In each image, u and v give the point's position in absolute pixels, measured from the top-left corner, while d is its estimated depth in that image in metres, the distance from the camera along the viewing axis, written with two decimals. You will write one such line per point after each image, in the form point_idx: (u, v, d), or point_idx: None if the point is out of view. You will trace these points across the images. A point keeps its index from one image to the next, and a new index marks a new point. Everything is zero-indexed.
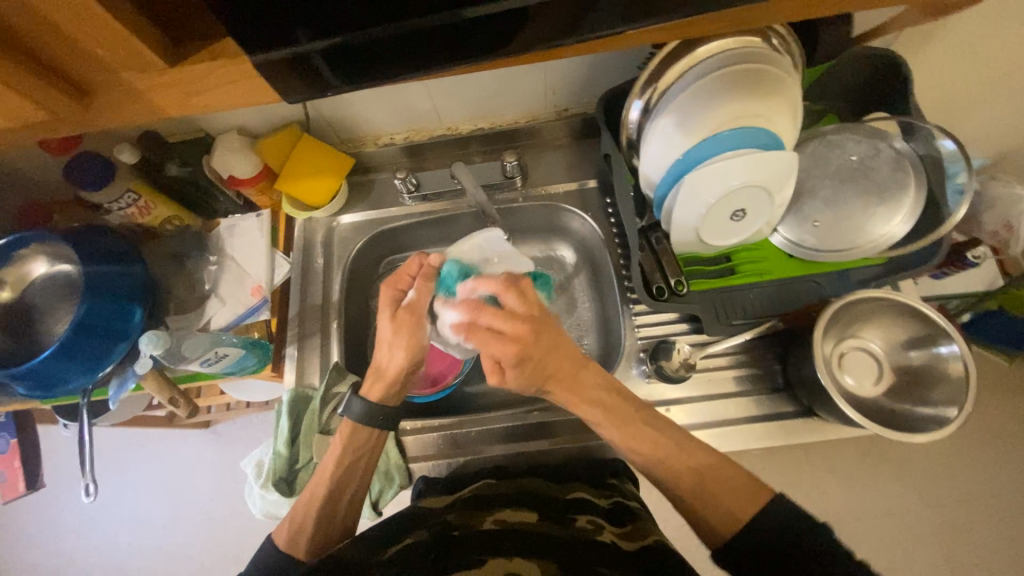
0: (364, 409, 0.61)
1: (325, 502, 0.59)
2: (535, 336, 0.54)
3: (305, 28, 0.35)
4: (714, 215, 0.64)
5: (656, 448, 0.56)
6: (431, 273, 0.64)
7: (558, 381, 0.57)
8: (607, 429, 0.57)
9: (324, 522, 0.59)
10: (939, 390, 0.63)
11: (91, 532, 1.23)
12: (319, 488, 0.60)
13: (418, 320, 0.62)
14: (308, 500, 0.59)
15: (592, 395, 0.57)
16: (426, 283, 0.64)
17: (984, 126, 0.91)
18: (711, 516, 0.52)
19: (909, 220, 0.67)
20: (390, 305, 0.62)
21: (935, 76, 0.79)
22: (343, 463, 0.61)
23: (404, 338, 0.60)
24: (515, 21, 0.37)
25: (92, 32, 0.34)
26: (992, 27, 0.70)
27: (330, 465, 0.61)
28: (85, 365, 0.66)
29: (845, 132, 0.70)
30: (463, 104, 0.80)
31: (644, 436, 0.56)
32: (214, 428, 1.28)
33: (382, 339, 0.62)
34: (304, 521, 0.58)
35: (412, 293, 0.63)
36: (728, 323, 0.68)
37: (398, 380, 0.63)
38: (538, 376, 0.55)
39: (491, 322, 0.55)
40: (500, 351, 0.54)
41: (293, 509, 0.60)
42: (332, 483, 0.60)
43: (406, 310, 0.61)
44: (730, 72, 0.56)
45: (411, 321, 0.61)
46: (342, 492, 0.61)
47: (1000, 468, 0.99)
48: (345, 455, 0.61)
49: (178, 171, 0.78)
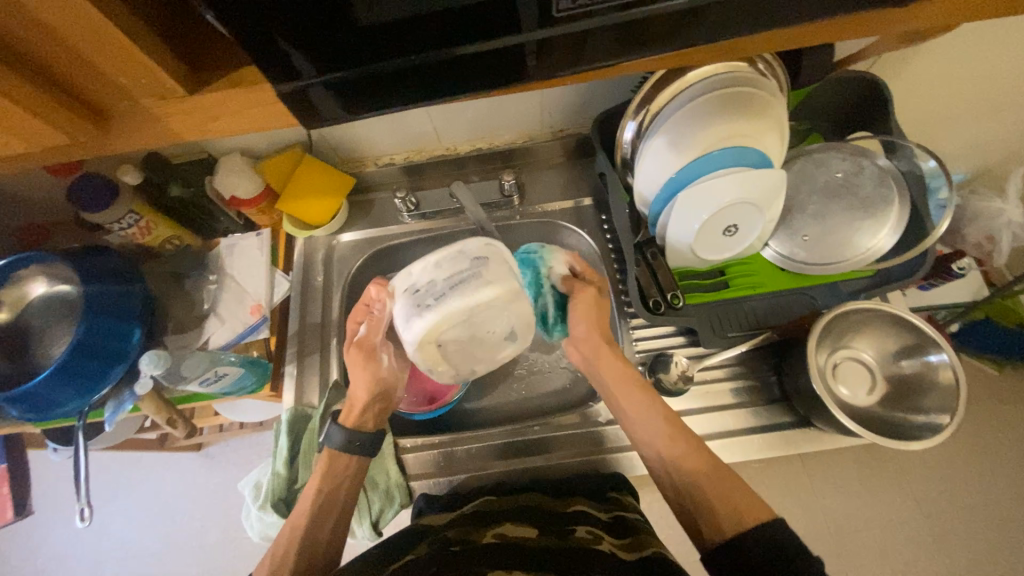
0: (341, 437, 0.62)
1: (307, 532, 0.59)
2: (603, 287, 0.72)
3: (314, 63, 0.37)
4: (707, 230, 0.65)
5: (670, 438, 0.60)
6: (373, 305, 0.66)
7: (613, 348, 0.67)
8: (642, 412, 0.63)
9: (306, 551, 0.58)
10: (931, 398, 0.65)
11: (76, 561, 1.19)
12: (301, 514, 0.60)
13: (372, 355, 0.65)
14: (290, 532, 0.59)
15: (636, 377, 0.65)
16: (372, 317, 0.66)
17: (961, 143, 0.95)
18: (717, 520, 0.52)
19: (895, 234, 0.69)
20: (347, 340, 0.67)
21: (913, 96, 0.82)
22: (322, 491, 0.61)
23: (361, 372, 0.64)
24: (515, 54, 0.39)
25: (113, 61, 0.35)
26: (966, 52, 0.74)
27: (309, 493, 0.61)
28: (83, 385, 0.66)
29: (830, 150, 0.73)
30: (462, 126, 0.82)
31: (665, 419, 0.61)
32: (205, 450, 1.26)
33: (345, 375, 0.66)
34: (286, 552, 0.57)
35: (363, 328, 0.66)
36: (724, 335, 0.70)
37: (366, 409, 0.65)
38: (598, 329, 0.67)
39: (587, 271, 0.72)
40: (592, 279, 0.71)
41: (275, 542, 0.59)
42: (311, 509, 0.60)
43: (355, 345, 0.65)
44: (720, 94, 0.59)
45: (362, 358, 0.65)
46: (323, 522, 0.60)
47: (993, 475, 1.00)
48: (323, 482, 0.61)
49: (180, 192, 0.78)
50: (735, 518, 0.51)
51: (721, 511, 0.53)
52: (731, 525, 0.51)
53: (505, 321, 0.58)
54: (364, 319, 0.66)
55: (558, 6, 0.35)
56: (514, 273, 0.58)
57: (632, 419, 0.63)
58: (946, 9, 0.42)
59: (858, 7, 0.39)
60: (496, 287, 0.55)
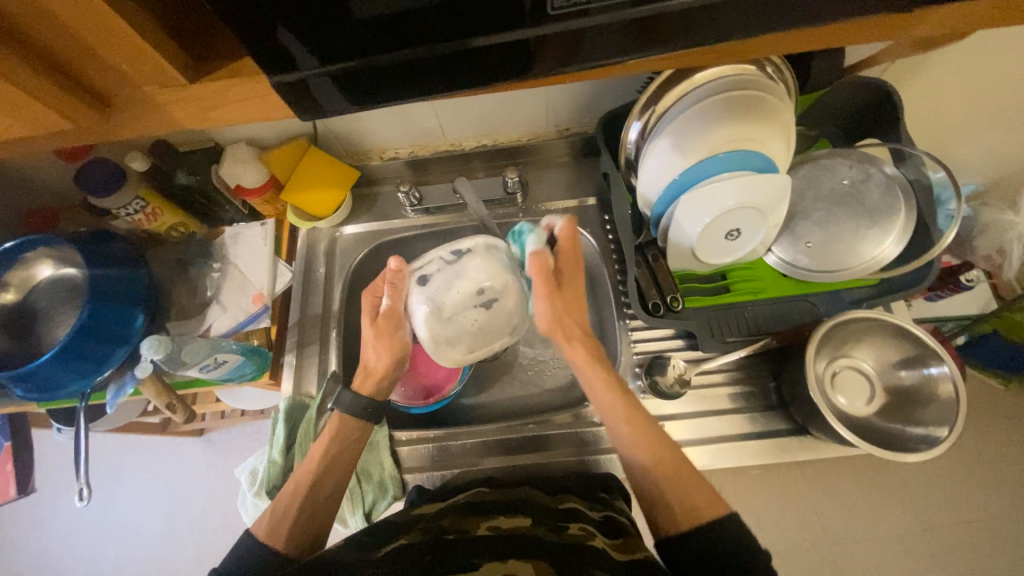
0: (353, 399, 0.63)
1: (309, 491, 0.58)
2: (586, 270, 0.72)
3: (319, 52, 0.37)
4: (710, 234, 0.65)
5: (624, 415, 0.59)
6: (395, 277, 0.67)
7: (583, 333, 0.66)
8: (606, 393, 0.61)
9: (306, 513, 0.57)
10: (929, 409, 0.64)
11: (77, 540, 1.21)
12: (306, 474, 0.59)
13: (397, 325, 0.68)
14: (292, 491, 0.58)
15: (601, 363, 0.64)
16: (396, 289, 0.68)
17: (974, 153, 0.93)
18: (672, 514, 0.52)
19: (900, 243, 0.68)
20: (370, 312, 0.69)
21: (926, 104, 0.81)
22: (328, 454, 0.61)
23: (385, 341, 0.67)
24: (521, 49, 0.39)
25: (118, 48, 0.36)
26: (982, 60, 0.72)
27: (316, 455, 0.61)
28: (86, 367, 0.67)
29: (838, 157, 0.72)
30: (467, 121, 0.82)
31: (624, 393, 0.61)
32: (207, 436, 1.27)
33: (366, 342, 0.67)
34: (287, 510, 0.56)
35: (387, 300, 0.68)
36: (722, 339, 0.69)
37: (386, 377, 0.67)
38: (574, 316, 0.67)
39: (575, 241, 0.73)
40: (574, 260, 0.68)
41: (278, 498, 0.58)
42: (317, 471, 0.59)
43: (385, 316, 0.67)
44: (726, 97, 0.59)
45: (391, 328, 0.68)
46: (324, 483, 0.59)
47: (994, 491, 0.99)
48: (332, 444, 0.61)
49: (187, 180, 0.79)
50: (691, 517, 0.51)
51: (679, 507, 0.52)
52: (685, 523, 0.51)
53: (468, 311, 0.70)
54: (389, 291, 0.68)
55: (553, 3, 0.35)
56: (431, 280, 0.69)
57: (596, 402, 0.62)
58: (956, 15, 0.41)
59: (868, 12, 0.38)
60: (423, 315, 0.68)
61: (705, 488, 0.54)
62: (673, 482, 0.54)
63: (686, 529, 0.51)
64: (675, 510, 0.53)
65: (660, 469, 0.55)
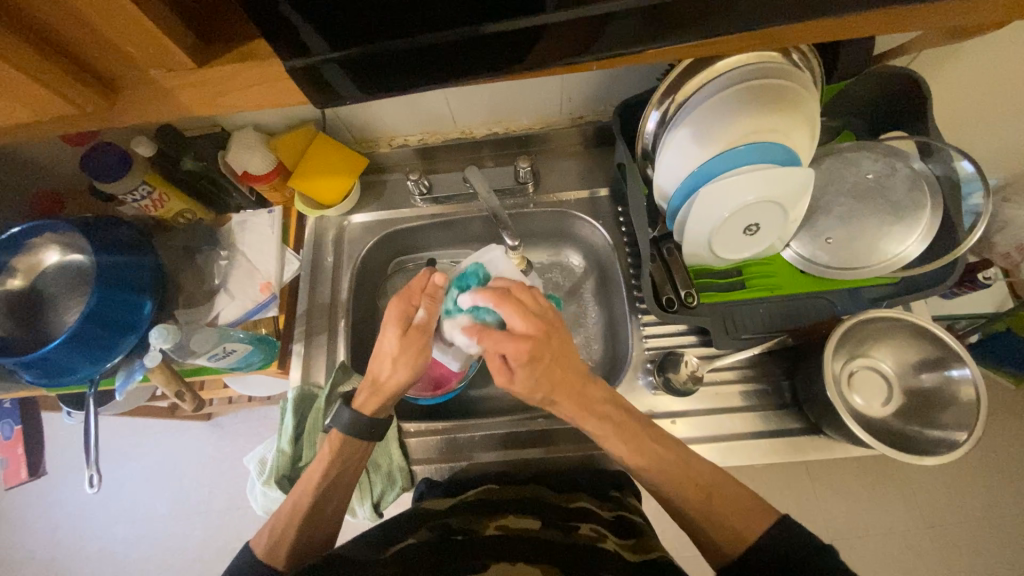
0: (353, 418, 0.59)
1: (310, 509, 0.58)
2: (548, 336, 0.55)
3: (325, 36, 0.35)
4: (728, 229, 0.63)
5: (634, 455, 0.56)
6: (436, 292, 0.63)
7: (567, 391, 0.56)
8: (614, 444, 0.57)
9: (307, 529, 0.57)
10: (949, 413, 0.63)
11: (87, 521, 1.23)
12: (305, 495, 0.58)
13: (428, 341, 0.61)
14: (292, 508, 0.58)
15: (598, 408, 0.57)
16: (433, 302, 0.63)
17: (997, 147, 0.90)
18: (715, 540, 0.52)
19: (925, 240, 0.66)
20: (400, 322, 0.61)
21: (955, 96, 0.78)
22: (329, 475, 0.59)
23: (412, 357, 0.60)
24: (538, 36, 0.37)
25: (125, 30, 0.34)
26: (1014, 51, 0.69)
27: (315, 475, 0.59)
28: (94, 355, 0.66)
29: (862, 150, 0.70)
30: (478, 109, 0.80)
31: (628, 434, 0.56)
32: (214, 421, 1.28)
33: (385, 353, 0.61)
34: (285, 529, 0.57)
35: (422, 312, 0.62)
36: (737, 337, 0.68)
37: (394, 396, 0.62)
38: (548, 384, 0.55)
39: (519, 302, 0.56)
40: (511, 350, 0.53)
41: (278, 514, 0.58)
42: (317, 492, 0.58)
43: (418, 329, 0.61)
44: (750, 87, 0.56)
45: (420, 344, 0.61)
46: (329, 499, 0.59)
47: (1004, 491, 0.98)
48: (332, 466, 0.59)
49: (193, 165, 0.77)
50: (729, 535, 0.51)
51: (715, 531, 0.52)
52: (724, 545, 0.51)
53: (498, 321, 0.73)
54: (424, 304, 0.62)
55: None
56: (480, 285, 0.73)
57: (607, 449, 0.58)
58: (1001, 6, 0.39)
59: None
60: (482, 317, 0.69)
61: (742, 498, 0.53)
62: (706, 505, 0.53)
63: (734, 555, 0.51)
64: (713, 533, 0.53)
65: (688, 499, 0.54)
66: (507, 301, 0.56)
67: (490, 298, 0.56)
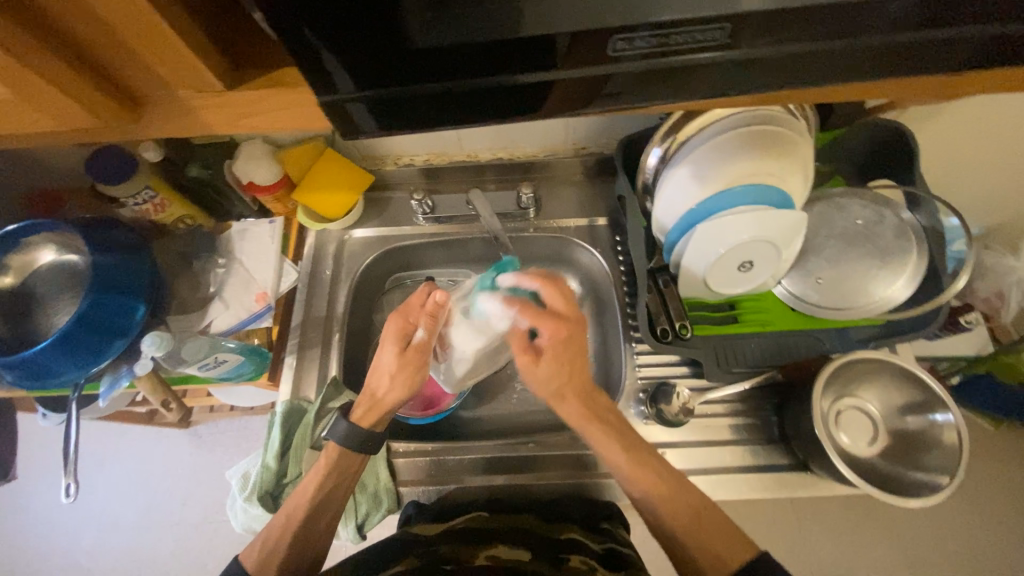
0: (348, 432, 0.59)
1: (302, 524, 0.57)
2: (581, 326, 0.59)
3: (353, 77, 0.36)
4: (725, 263, 0.64)
5: (632, 471, 0.56)
6: (437, 310, 0.65)
7: (579, 390, 0.59)
8: (610, 465, 0.57)
9: (299, 543, 0.56)
10: (933, 456, 0.64)
11: (52, 529, 1.18)
12: (297, 509, 0.57)
13: (426, 361, 0.62)
14: (283, 522, 0.57)
15: (602, 415, 0.59)
16: (433, 321, 0.64)
17: (979, 197, 0.94)
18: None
19: (911, 285, 0.68)
20: (399, 339, 0.62)
21: (940, 149, 0.82)
22: (323, 488, 0.58)
23: (408, 377, 0.60)
24: (558, 87, 0.38)
25: (159, 52, 0.36)
26: (994, 110, 0.74)
27: (309, 487, 0.58)
28: (82, 358, 0.65)
29: (852, 196, 0.73)
30: (484, 134, 0.83)
31: (630, 448, 0.57)
32: (194, 429, 1.25)
33: (382, 368, 0.61)
34: (277, 542, 0.56)
35: (421, 331, 0.63)
36: (727, 370, 0.69)
37: (392, 411, 0.61)
38: (567, 376, 0.58)
39: (562, 285, 0.61)
40: (548, 328, 0.57)
41: (269, 527, 0.57)
42: (310, 506, 0.57)
43: (416, 347, 0.61)
44: (747, 132, 0.59)
45: (419, 362, 0.61)
46: (320, 514, 0.58)
47: (985, 535, 0.99)
48: (327, 477, 0.59)
49: (199, 172, 0.79)
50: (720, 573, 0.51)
51: (702, 563, 0.52)
52: None
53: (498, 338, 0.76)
54: (423, 322, 0.63)
55: (614, 46, 0.34)
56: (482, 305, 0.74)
57: (608, 460, 0.58)
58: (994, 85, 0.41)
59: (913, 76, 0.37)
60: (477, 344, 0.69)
61: (732, 535, 0.53)
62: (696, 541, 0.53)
63: None
64: (698, 565, 0.52)
65: (680, 533, 0.54)
66: (555, 283, 0.60)
67: (535, 278, 0.61)
